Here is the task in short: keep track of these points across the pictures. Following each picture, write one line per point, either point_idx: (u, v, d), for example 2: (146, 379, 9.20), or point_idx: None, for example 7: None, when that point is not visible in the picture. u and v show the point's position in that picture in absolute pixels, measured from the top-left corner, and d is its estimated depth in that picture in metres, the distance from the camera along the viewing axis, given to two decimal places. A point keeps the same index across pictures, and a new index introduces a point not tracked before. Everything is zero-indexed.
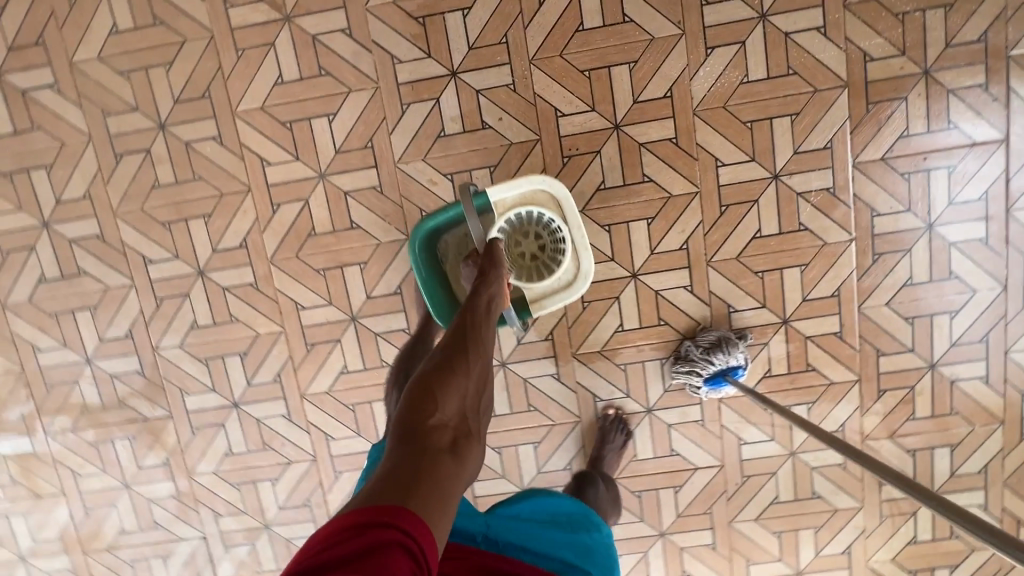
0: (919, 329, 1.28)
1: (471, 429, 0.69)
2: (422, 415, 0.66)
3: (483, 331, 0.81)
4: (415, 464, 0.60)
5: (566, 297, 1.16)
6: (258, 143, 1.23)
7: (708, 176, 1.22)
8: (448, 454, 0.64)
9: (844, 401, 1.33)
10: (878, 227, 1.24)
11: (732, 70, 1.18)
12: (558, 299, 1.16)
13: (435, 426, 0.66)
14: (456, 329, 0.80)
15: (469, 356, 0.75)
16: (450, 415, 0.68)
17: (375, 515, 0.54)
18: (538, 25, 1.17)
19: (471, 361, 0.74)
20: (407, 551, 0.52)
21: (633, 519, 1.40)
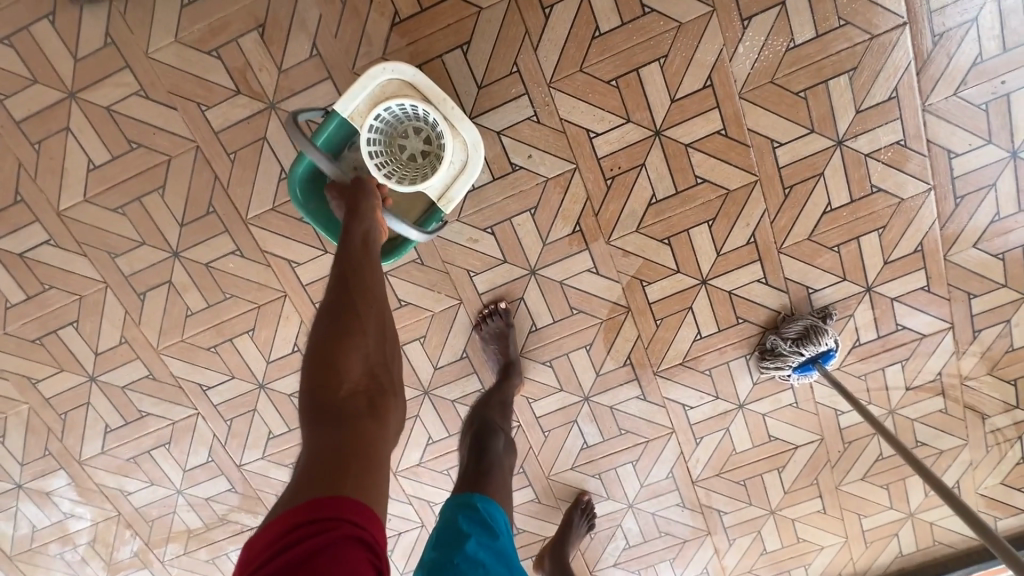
0: (1010, 262, 1.21)
1: (386, 383, 0.59)
2: (322, 391, 0.55)
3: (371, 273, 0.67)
4: (334, 440, 0.51)
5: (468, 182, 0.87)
6: (281, 246, 1.14)
7: (766, 161, 1.11)
8: (366, 417, 0.54)
9: (939, 350, 1.28)
10: (958, 169, 1.13)
11: (775, 38, 1.04)
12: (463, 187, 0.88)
13: (346, 395, 0.55)
14: (335, 281, 0.65)
15: (359, 304, 0.62)
16: (357, 377, 0.57)
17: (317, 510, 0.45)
18: (549, 44, 1.03)
19: (359, 310, 0.61)
20: (365, 543, 0.44)
21: (742, 506, 1.41)
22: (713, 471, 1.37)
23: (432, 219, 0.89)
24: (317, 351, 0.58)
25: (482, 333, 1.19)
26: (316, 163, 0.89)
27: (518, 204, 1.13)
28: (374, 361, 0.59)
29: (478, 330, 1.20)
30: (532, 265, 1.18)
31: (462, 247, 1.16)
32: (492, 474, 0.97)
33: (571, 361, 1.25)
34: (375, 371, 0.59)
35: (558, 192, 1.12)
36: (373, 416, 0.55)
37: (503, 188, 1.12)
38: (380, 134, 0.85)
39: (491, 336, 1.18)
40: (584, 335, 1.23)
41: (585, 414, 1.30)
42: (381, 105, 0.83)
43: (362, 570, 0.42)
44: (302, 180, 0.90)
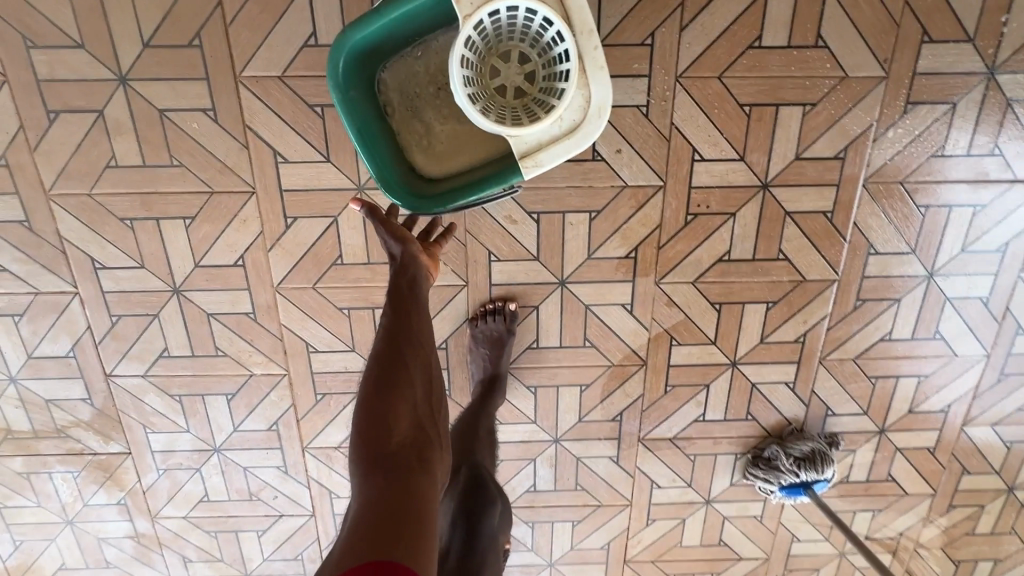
0: (1012, 452, 1.16)
1: (432, 436, 0.60)
2: (375, 442, 0.56)
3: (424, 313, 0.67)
4: (387, 499, 0.52)
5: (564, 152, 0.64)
6: (272, 130, 0.85)
7: (854, 263, 0.98)
8: (416, 472, 0.55)
9: (911, 511, 1.22)
10: (1018, 347, 1.06)
11: (927, 137, 0.90)
12: (557, 154, 0.64)
13: (396, 448, 0.56)
14: (387, 325, 0.65)
15: (410, 349, 0.63)
16: (405, 430, 0.58)
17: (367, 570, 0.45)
18: (697, 30, 0.83)
19: (416, 357, 0.63)
20: None
21: None
22: (650, 559, 1.23)
23: (503, 179, 0.66)
24: (377, 398, 0.58)
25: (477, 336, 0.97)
26: (382, 43, 0.65)
27: (580, 200, 0.91)
28: (423, 412, 0.60)
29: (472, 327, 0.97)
30: (563, 275, 0.97)
31: (495, 222, 0.93)
32: (484, 569, 0.77)
33: (558, 396, 1.06)
34: (429, 423, 0.60)
35: (630, 206, 0.92)
36: (424, 468, 0.56)
37: (572, 174, 0.90)
38: (479, 42, 0.61)
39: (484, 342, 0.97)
40: (585, 373, 1.04)
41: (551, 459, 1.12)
42: (491, 6, 0.58)
43: None
44: (353, 56, 0.65)
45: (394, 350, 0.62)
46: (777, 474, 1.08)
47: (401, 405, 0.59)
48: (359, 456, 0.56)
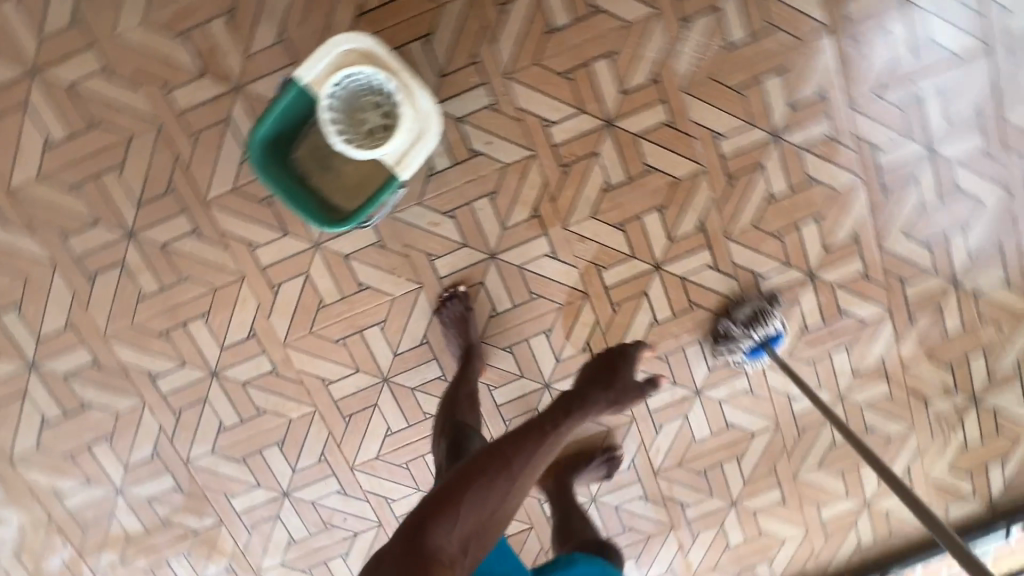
0: (936, 250, 1.30)
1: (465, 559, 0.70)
2: (427, 529, 0.69)
3: (525, 460, 0.75)
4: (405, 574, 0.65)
5: (422, 148, 0.90)
6: (241, 227, 1.14)
7: (710, 151, 1.19)
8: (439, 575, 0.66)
9: (880, 335, 1.34)
10: (883, 162, 1.24)
11: (713, 39, 1.14)
12: (418, 152, 0.90)
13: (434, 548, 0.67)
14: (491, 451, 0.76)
15: (490, 483, 0.73)
16: (449, 540, 0.69)
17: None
18: (507, 38, 1.11)
19: (489, 496, 0.72)
20: None
21: (703, 497, 1.41)
22: (677, 462, 1.37)
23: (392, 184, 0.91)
24: (449, 502, 0.71)
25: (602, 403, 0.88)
26: (277, 131, 0.90)
27: (478, 189, 1.17)
28: (471, 534, 0.71)
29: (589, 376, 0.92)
30: (492, 250, 1.20)
31: (424, 231, 1.18)
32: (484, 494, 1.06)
33: (532, 347, 1.27)
34: (473, 550, 0.71)
35: (517, 177, 1.17)
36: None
37: (464, 172, 1.16)
38: (340, 103, 0.90)
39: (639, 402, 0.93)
40: (544, 320, 1.25)
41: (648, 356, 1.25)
42: (333, 80, 0.87)
43: None
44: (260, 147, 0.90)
45: (479, 475, 0.73)
46: (737, 340, 1.25)
47: (464, 522, 0.70)
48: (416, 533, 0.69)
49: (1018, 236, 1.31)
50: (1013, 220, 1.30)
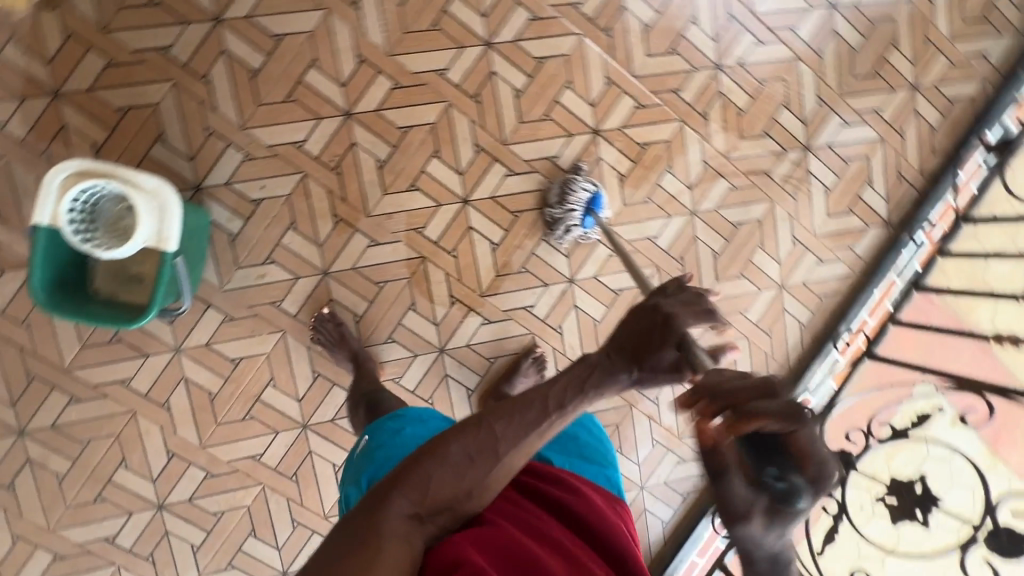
0: (684, 51, 1.40)
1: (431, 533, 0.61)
2: (387, 497, 0.60)
3: (500, 442, 0.63)
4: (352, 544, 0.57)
5: (171, 217, 1.00)
6: (108, 373, 1.24)
7: (443, 87, 1.31)
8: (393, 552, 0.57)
9: (689, 144, 1.43)
10: (589, 11, 1.35)
11: (386, 3, 1.27)
12: (172, 222, 1.01)
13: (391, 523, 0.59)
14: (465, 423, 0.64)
15: (456, 453, 0.62)
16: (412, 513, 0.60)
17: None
18: (223, 100, 1.23)
19: (459, 462, 0.62)
20: None
21: None
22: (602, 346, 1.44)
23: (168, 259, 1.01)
24: (417, 478, 0.61)
25: (622, 376, 0.65)
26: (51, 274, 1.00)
27: (278, 227, 1.28)
28: (438, 507, 0.61)
29: (616, 345, 0.65)
30: (324, 267, 1.31)
31: (257, 287, 1.28)
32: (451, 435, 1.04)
33: (408, 326, 1.35)
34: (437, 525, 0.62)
35: (303, 200, 1.28)
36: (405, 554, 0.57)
37: (259, 221, 1.27)
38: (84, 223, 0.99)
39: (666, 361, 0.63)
40: (402, 298, 1.34)
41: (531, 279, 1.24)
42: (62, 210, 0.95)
43: None
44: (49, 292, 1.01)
45: (458, 449, 0.62)
46: (562, 224, 1.35)
47: (431, 497, 0.61)
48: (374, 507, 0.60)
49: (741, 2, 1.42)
50: None
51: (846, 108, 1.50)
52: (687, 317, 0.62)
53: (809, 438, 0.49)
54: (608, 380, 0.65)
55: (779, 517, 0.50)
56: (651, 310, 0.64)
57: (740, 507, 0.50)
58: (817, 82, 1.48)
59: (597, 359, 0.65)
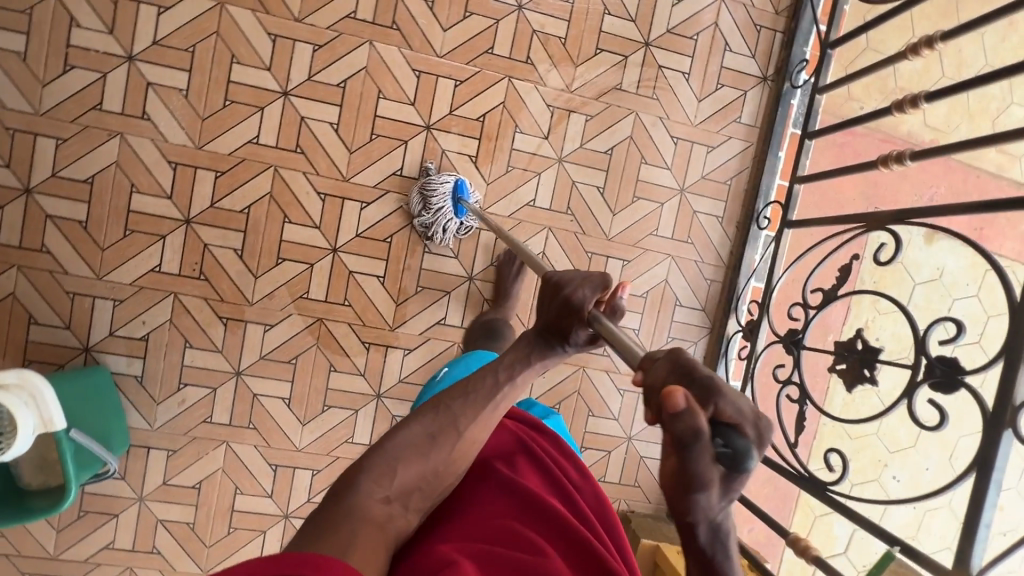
0: (479, 8, 1.32)
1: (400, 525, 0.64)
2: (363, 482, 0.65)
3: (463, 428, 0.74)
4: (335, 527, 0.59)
5: (45, 397, 1.01)
6: (90, 543, 1.30)
7: (263, 154, 1.28)
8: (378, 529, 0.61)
9: (526, 95, 1.36)
10: (368, 15, 1.29)
11: (172, 101, 1.25)
12: (47, 401, 1.02)
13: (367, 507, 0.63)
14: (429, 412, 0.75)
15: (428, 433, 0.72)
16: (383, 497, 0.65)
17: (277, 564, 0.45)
18: (70, 260, 1.24)
19: (429, 444, 0.71)
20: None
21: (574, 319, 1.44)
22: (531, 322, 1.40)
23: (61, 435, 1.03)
24: (386, 458, 0.68)
25: (558, 349, 0.84)
26: None
27: (176, 352, 1.29)
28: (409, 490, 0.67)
29: (540, 325, 0.85)
30: (235, 368, 1.32)
31: (184, 412, 1.31)
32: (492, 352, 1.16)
33: (337, 387, 1.35)
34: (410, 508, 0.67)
35: (187, 316, 1.29)
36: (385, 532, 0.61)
37: (156, 354, 1.29)
38: None
39: (583, 337, 0.81)
40: (320, 364, 1.34)
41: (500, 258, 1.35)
42: None
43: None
44: None
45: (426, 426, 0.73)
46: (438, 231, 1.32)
47: (403, 477, 0.67)
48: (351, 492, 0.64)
49: None
50: None
51: None
52: (581, 291, 0.81)
53: (733, 407, 0.46)
54: (540, 354, 0.84)
55: (727, 484, 0.44)
56: (559, 293, 0.83)
57: (691, 473, 0.43)
58: None
59: (530, 336, 0.85)
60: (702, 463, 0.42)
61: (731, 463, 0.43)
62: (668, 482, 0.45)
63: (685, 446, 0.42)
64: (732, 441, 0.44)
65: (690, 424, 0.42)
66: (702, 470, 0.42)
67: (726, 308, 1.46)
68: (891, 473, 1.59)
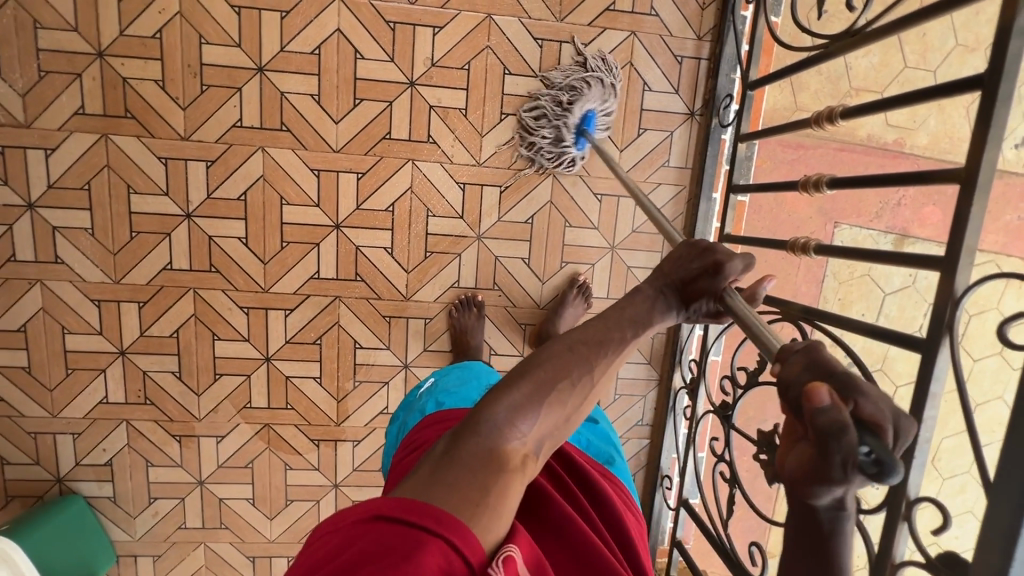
0: (367, 91, 1.25)
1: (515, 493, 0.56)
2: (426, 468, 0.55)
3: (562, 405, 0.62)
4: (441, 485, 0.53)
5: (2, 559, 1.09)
6: None
7: (180, 277, 1.29)
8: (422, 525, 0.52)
9: (432, 174, 1.30)
10: (255, 121, 1.24)
11: (80, 240, 1.25)
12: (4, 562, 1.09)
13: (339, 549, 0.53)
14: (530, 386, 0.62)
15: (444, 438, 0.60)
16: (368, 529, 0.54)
17: (409, 512, 0.49)
18: (24, 403, 1.31)
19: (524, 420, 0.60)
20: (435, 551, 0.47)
21: None
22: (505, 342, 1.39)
23: None
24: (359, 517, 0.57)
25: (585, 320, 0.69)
26: None
27: (140, 470, 1.37)
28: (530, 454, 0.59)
29: None
30: (198, 477, 1.39)
31: (159, 522, 1.41)
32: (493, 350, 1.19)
33: (296, 483, 1.42)
34: None
35: (143, 438, 1.36)
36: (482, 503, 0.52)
37: (122, 474, 1.37)
38: None
39: (707, 308, 0.73)
40: (276, 465, 1.40)
41: (498, 246, 1.34)
42: None
43: (413, 554, 0.46)
44: None
45: (579, 352, 0.65)
46: (567, 164, 1.30)
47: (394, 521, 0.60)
48: (489, 416, 0.58)
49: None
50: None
51: (572, 27, 1.26)
52: (733, 261, 0.72)
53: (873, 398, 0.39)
54: (659, 314, 0.71)
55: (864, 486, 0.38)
56: (703, 255, 0.74)
57: (827, 467, 0.38)
58: (523, 22, 1.25)
59: (649, 290, 0.73)
60: (843, 453, 0.37)
61: (876, 474, 0.37)
62: (798, 473, 0.40)
63: (827, 438, 0.38)
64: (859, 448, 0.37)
65: (834, 416, 0.38)
66: (836, 459, 0.37)
67: (671, 362, 1.41)
68: (869, 483, 1.44)
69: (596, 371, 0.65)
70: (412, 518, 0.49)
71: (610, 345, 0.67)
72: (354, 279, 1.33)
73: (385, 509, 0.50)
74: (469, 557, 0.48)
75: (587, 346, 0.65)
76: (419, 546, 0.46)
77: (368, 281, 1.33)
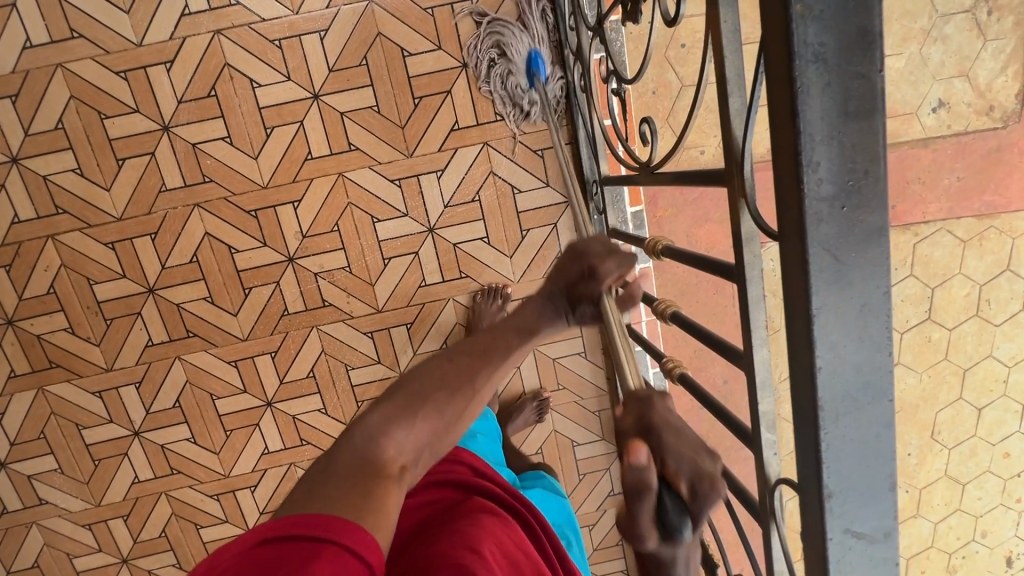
0: (253, 278, 1.29)
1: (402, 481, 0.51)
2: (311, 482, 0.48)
3: (453, 401, 0.57)
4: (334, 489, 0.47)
5: None
6: None
7: (149, 485, 1.40)
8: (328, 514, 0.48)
9: (339, 332, 1.33)
10: (163, 337, 1.30)
11: (54, 479, 1.37)
12: None
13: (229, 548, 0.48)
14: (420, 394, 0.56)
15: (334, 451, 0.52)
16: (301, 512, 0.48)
17: (294, 526, 0.43)
18: None
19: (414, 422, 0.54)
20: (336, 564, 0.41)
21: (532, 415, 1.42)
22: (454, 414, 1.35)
23: None
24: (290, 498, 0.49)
25: None
26: None
27: None
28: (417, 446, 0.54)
29: None
30: None
31: None
32: None
33: None
34: None
35: None
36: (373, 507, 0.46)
37: None
38: None
39: (591, 312, 0.65)
40: None
41: None
42: None
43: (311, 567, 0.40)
44: None
45: (461, 363, 0.60)
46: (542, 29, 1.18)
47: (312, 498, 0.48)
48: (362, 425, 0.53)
49: (244, 190, 1.24)
50: (227, 195, 1.23)
51: (423, 159, 1.25)
52: (609, 261, 0.64)
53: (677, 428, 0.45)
54: (548, 321, 0.66)
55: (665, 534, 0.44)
56: (580, 255, 0.66)
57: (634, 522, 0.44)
58: (375, 169, 1.24)
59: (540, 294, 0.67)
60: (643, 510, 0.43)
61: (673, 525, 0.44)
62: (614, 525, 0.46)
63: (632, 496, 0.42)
64: (673, 507, 0.43)
65: (640, 477, 0.42)
66: (643, 521, 0.43)
67: None
68: None
69: (480, 381, 0.60)
70: (298, 532, 0.43)
71: (498, 353, 0.62)
72: (301, 443, 1.39)
73: (271, 531, 0.43)
74: (369, 560, 0.43)
75: (467, 357, 0.61)
76: (310, 556, 0.41)
77: (315, 443, 1.40)
